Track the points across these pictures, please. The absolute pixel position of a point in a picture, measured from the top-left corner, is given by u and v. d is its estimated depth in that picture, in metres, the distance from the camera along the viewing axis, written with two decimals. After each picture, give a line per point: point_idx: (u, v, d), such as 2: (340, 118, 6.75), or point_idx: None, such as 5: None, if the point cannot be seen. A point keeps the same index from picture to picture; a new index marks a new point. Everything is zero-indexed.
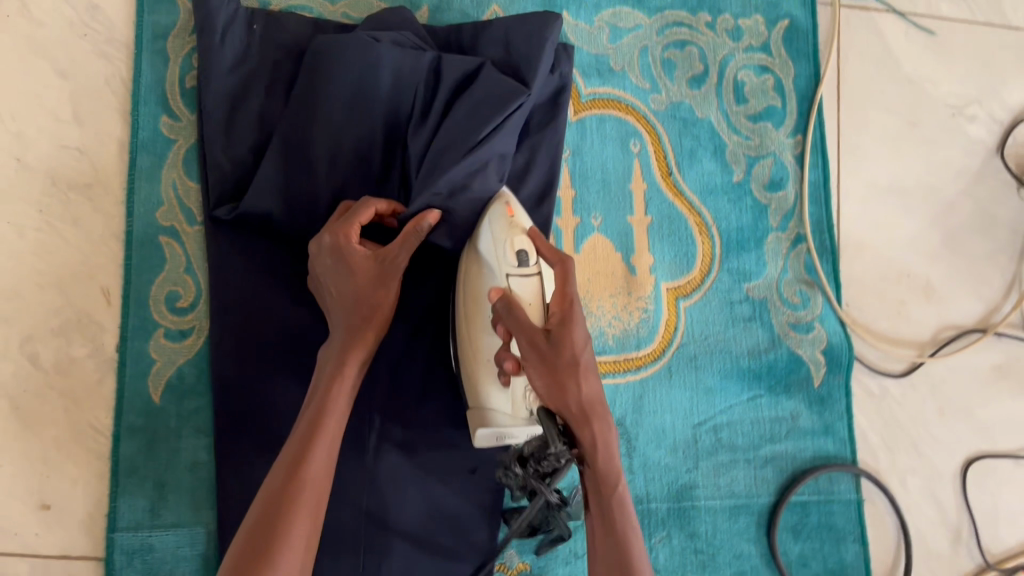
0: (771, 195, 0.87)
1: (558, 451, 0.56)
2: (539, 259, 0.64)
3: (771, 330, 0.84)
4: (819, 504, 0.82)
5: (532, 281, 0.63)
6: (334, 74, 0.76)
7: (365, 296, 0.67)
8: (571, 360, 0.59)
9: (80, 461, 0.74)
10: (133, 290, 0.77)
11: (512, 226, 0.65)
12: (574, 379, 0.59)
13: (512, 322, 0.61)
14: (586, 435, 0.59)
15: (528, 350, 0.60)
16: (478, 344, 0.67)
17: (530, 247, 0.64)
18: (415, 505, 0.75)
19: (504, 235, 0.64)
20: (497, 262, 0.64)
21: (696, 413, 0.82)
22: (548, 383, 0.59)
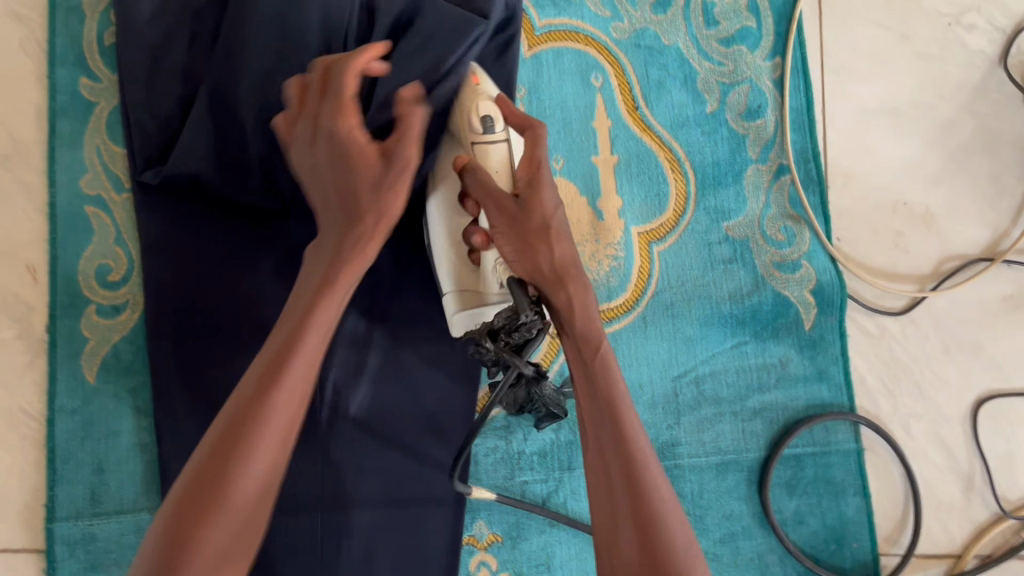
0: (748, 125, 0.80)
1: (530, 322, 0.54)
2: (506, 126, 0.62)
3: (753, 271, 0.78)
4: (814, 456, 0.76)
5: (498, 147, 0.61)
6: (254, 23, 0.70)
7: (357, 205, 0.51)
8: (540, 223, 0.55)
9: (15, 449, 0.70)
10: (60, 265, 0.72)
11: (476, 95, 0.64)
12: (544, 242, 0.55)
13: (474, 185, 0.58)
14: (560, 298, 0.55)
15: (502, 214, 0.56)
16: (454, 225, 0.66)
17: (496, 113, 0.62)
18: (372, 499, 0.70)
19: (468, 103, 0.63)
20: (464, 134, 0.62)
21: (675, 365, 0.75)
22: (514, 247, 0.55)
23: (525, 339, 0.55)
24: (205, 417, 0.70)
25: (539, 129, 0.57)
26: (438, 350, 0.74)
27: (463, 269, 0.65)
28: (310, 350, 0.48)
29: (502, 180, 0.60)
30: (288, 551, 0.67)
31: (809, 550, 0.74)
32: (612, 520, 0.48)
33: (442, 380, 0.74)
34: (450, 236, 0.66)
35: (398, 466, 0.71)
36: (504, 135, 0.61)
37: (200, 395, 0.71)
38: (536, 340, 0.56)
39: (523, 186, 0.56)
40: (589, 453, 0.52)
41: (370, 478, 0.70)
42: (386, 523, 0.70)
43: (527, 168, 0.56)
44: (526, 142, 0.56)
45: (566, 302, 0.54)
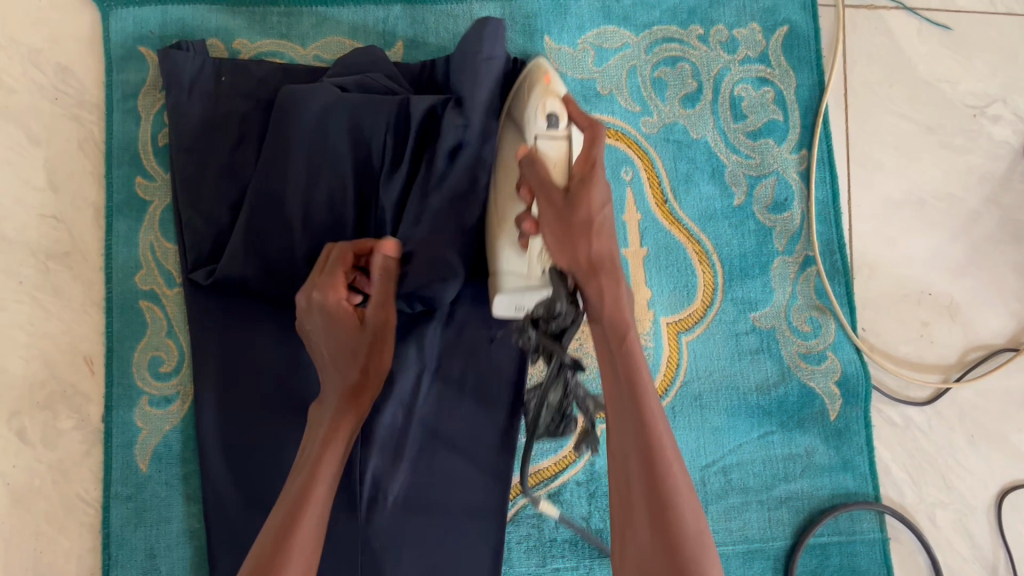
0: (775, 218, 0.82)
1: (563, 312, 0.56)
2: (572, 124, 0.62)
3: (780, 362, 0.79)
4: (840, 544, 0.77)
5: (562, 143, 0.61)
6: (298, 132, 0.74)
7: (355, 356, 0.65)
8: (586, 219, 0.57)
9: (73, 534, 0.74)
10: (116, 358, 0.76)
11: (546, 91, 0.64)
12: (586, 238, 0.56)
13: (532, 178, 0.61)
14: (592, 288, 0.56)
15: (555, 208, 0.58)
16: (506, 207, 0.67)
17: (561, 112, 0.62)
18: (411, 551, 0.74)
19: (537, 99, 0.63)
20: (529, 127, 0.64)
21: (703, 455, 0.78)
22: (558, 238, 0.58)
23: (564, 328, 0.57)
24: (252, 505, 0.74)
25: (598, 132, 0.59)
26: (483, 393, 0.77)
27: (504, 244, 0.67)
28: (306, 532, 0.56)
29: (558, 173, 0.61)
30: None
31: None
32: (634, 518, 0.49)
33: (477, 454, 0.77)
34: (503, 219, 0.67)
35: (439, 514, 0.76)
36: (568, 133, 0.62)
37: (246, 482, 0.74)
38: (573, 331, 0.57)
39: (576, 183, 0.59)
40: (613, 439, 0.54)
41: (412, 532, 0.75)
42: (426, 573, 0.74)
43: (582, 167, 0.59)
44: (589, 141, 0.60)
45: (597, 294, 0.56)
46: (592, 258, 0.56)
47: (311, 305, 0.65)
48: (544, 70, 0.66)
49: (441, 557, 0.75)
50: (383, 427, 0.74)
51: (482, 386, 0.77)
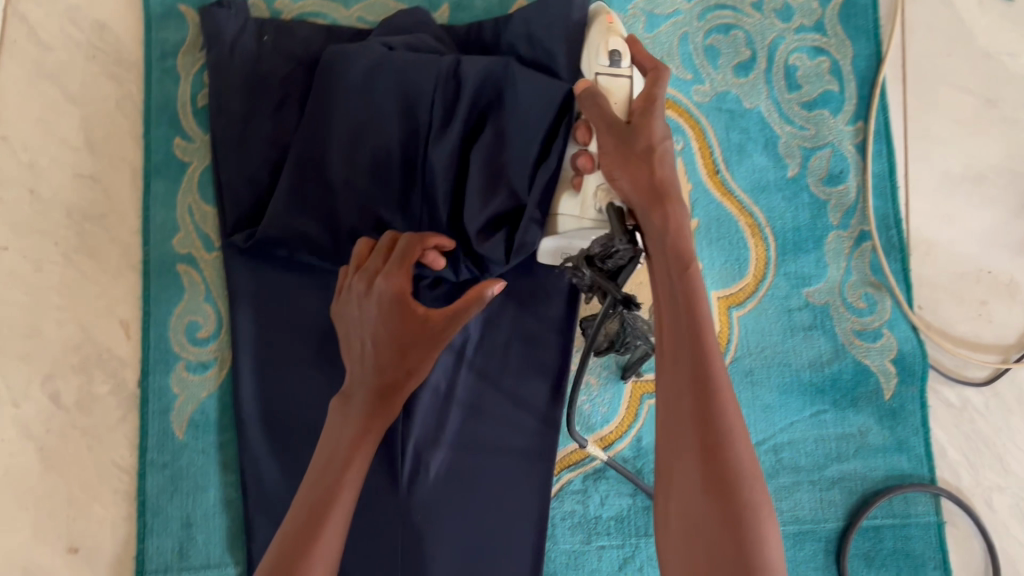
0: (830, 190, 0.80)
1: (621, 250, 0.57)
2: (632, 64, 0.63)
3: (833, 339, 0.77)
4: (894, 527, 0.75)
5: (622, 81, 0.63)
6: (343, 93, 0.71)
7: (400, 360, 0.59)
8: (647, 148, 0.57)
9: (107, 501, 0.72)
10: (153, 323, 0.74)
11: (607, 32, 0.65)
12: (648, 163, 0.56)
13: (594, 109, 0.61)
14: (656, 217, 0.55)
15: (613, 133, 0.59)
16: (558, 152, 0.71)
17: (623, 50, 0.64)
18: (451, 526, 0.72)
19: (599, 38, 0.65)
20: (589, 64, 0.65)
21: (753, 433, 0.76)
22: (618, 165, 0.58)
23: (619, 267, 0.58)
24: (291, 475, 0.72)
25: (663, 73, 0.60)
26: (529, 365, 0.75)
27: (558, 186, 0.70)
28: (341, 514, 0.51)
29: (619, 111, 0.62)
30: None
31: None
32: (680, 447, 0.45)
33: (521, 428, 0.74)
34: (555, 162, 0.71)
35: (480, 490, 0.73)
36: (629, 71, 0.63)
37: (285, 452, 0.72)
38: (628, 269, 0.58)
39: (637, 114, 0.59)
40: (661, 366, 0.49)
41: (452, 507, 0.72)
42: (466, 549, 0.72)
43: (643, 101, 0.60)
44: (651, 80, 0.60)
45: (662, 221, 0.54)
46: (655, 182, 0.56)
47: (371, 289, 0.59)
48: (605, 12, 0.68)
49: (482, 534, 0.72)
50: (426, 398, 0.72)
51: (528, 356, 0.75)
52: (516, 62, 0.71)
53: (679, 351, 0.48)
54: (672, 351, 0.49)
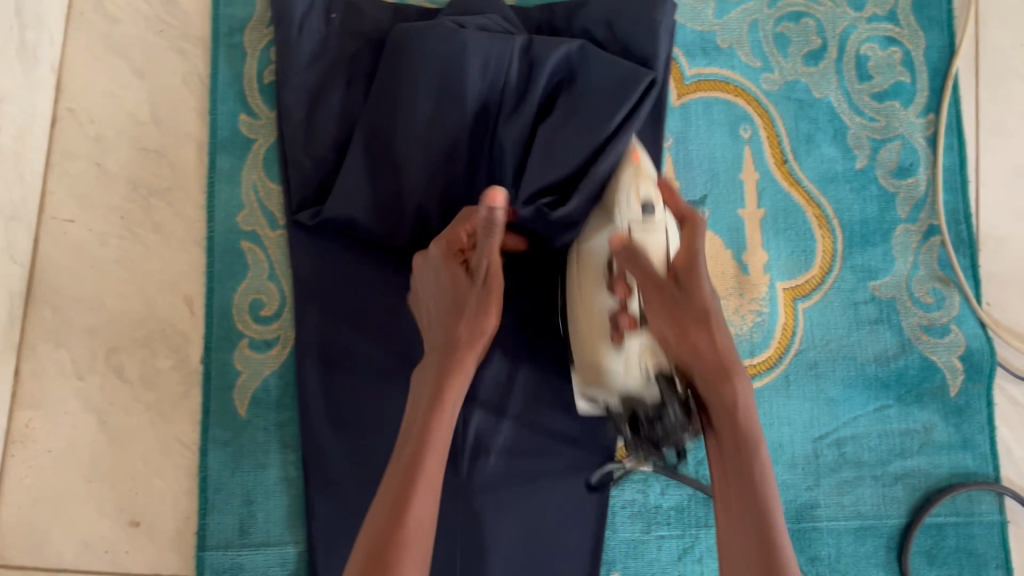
0: (899, 183, 0.78)
1: (673, 418, 0.55)
2: (666, 211, 0.55)
3: (900, 334, 0.76)
4: (957, 525, 0.74)
5: (659, 235, 0.54)
6: (414, 72, 0.70)
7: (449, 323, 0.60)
8: (701, 308, 0.54)
9: (169, 475, 0.72)
10: (216, 299, 0.74)
11: (638, 176, 0.56)
12: (703, 330, 0.54)
13: (634, 270, 0.53)
14: (725, 393, 0.53)
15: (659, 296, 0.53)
16: (590, 301, 0.60)
17: (655, 198, 0.55)
18: (513, 525, 0.71)
19: (629, 183, 0.56)
20: (619, 213, 0.56)
21: (817, 426, 0.75)
22: (671, 333, 0.54)
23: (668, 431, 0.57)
24: (353, 457, 0.71)
25: (699, 222, 0.56)
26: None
27: (593, 345, 0.59)
28: (420, 519, 0.50)
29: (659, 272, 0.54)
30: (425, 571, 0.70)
31: None
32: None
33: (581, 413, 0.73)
34: (588, 311, 0.60)
35: (541, 489, 0.72)
36: (663, 221, 0.55)
37: (348, 434, 0.72)
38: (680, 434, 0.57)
39: (682, 269, 0.55)
40: (723, 516, 0.51)
41: (512, 505, 0.71)
42: (528, 546, 0.71)
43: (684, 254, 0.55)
44: (687, 236, 0.55)
45: (731, 398, 0.53)
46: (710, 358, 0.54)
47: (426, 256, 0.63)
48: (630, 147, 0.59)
49: (542, 530, 0.71)
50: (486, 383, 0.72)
51: None
52: (592, 45, 0.71)
53: (747, 533, 0.49)
54: (735, 499, 0.51)
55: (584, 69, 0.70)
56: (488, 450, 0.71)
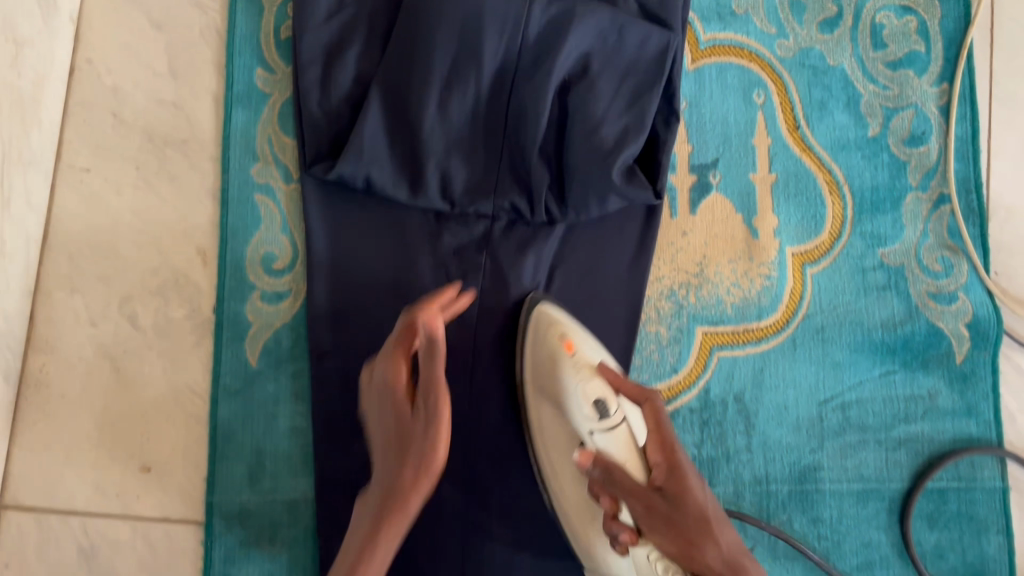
0: (911, 151, 0.79)
1: None
2: (620, 406, 0.61)
3: (908, 300, 0.77)
4: (958, 490, 0.75)
5: (620, 433, 0.60)
6: (432, 31, 0.71)
7: (400, 440, 0.57)
8: (698, 511, 0.54)
9: (180, 423, 0.73)
10: (229, 251, 0.75)
11: (579, 366, 0.64)
12: (709, 536, 0.54)
13: (619, 486, 0.58)
14: None
15: (657, 518, 0.55)
16: (589, 515, 0.63)
17: (608, 395, 0.62)
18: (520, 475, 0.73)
19: (577, 382, 0.63)
20: (578, 419, 0.62)
21: (822, 389, 0.76)
22: (677, 548, 0.54)
23: None
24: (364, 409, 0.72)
25: (656, 397, 0.62)
26: (602, 327, 0.75)
27: (604, 551, 0.62)
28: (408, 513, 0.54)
29: (638, 473, 0.59)
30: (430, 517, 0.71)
31: None
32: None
33: None
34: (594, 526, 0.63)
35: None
36: (622, 418, 0.61)
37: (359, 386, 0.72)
38: None
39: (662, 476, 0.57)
40: None
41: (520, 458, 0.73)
42: (532, 497, 0.72)
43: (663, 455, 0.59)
44: (653, 416, 0.61)
45: None
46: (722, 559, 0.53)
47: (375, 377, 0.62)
48: (560, 332, 0.66)
49: None
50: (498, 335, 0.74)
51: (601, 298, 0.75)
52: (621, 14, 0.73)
53: None
54: None
55: (618, 48, 0.73)
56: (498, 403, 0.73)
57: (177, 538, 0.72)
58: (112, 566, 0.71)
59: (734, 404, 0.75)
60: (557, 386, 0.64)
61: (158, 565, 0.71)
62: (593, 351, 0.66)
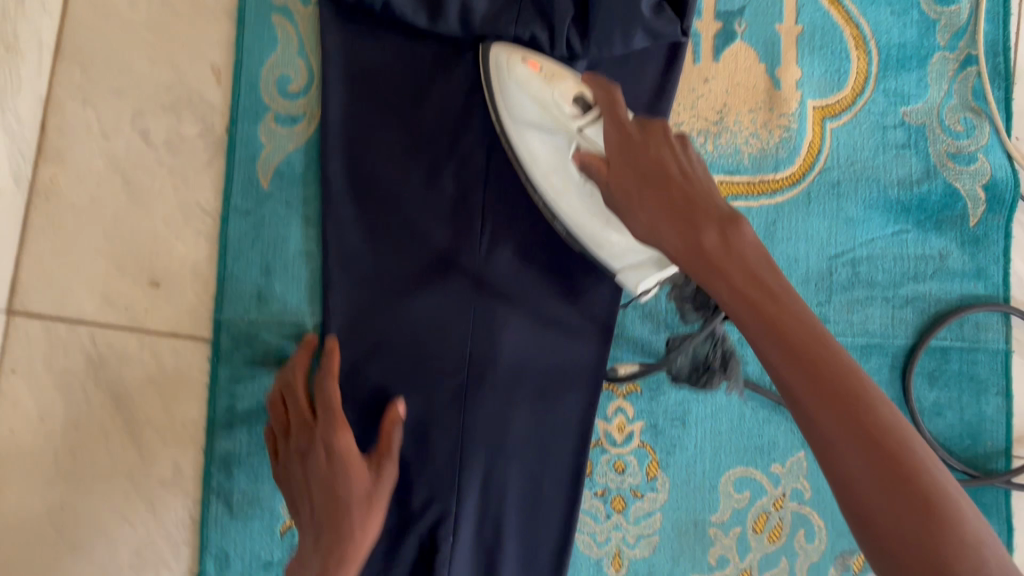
0: (941, 10, 0.77)
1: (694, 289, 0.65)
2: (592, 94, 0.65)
3: (926, 160, 0.76)
4: (961, 351, 0.75)
5: (599, 119, 0.64)
6: None
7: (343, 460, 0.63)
8: (654, 158, 0.54)
9: (190, 240, 0.73)
10: (244, 71, 0.74)
11: (545, 78, 0.66)
12: (666, 183, 0.52)
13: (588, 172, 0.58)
14: (711, 243, 0.48)
15: (671, 200, 0.51)
16: (592, 213, 0.65)
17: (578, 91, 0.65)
18: (524, 314, 0.72)
19: (546, 89, 0.66)
20: (559, 119, 0.66)
21: (834, 243, 0.76)
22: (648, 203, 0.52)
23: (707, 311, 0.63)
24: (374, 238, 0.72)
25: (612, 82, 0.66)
26: None
27: (615, 240, 0.65)
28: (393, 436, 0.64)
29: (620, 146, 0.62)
30: (434, 356, 0.71)
31: (942, 441, 0.75)
32: (872, 521, 0.38)
33: None
34: (597, 218, 0.65)
35: (554, 288, 0.74)
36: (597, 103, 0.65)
37: (370, 214, 0.72)
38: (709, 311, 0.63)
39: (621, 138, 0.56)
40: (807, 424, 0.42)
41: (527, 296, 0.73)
42: (538, 335, 0.73)
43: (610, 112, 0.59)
44: (604, 90, 0.60)
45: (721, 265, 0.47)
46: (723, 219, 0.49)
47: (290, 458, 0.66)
48: (519, 56, 0.67)
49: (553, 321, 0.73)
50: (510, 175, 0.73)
51: None
52: None
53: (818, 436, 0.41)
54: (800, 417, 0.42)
55: None
56: (506, 241, 0.73)
57: (184, 353, 0.72)
58: (117, 376, 0.71)
59: None
60: (532, 104, 0.66)
61: (163, 378, 0.71)
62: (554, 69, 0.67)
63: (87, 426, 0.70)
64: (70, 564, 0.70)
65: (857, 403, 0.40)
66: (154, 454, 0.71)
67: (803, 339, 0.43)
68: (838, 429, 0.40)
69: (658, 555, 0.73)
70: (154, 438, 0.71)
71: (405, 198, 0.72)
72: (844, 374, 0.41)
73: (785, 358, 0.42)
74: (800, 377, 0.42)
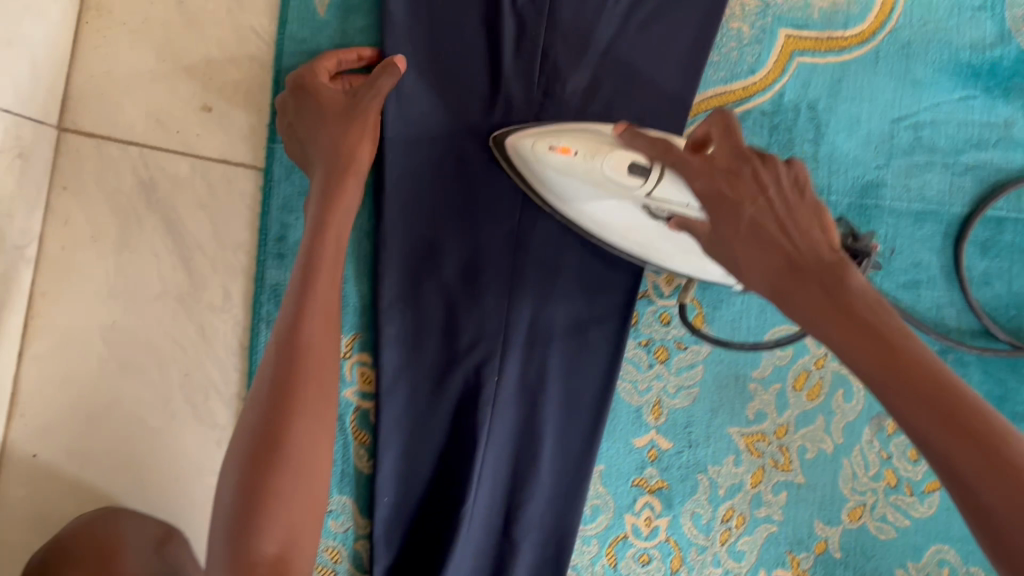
0: None
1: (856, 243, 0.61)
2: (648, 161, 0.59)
3: (1001, 24, 0.74)
4: (1017, 223, 0.75)
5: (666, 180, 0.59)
6: None
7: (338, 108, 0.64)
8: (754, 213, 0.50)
9: (245, 66, 0.71)
10: None
11: (589, 156, 0.61)
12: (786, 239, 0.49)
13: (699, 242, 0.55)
14: (854, 280, 0.46)
15: (788, 274, 0.48)
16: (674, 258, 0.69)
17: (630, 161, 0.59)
18: None
19: (597, 168, 0.61)
20: (624, 193, 0.61)
21: (897, 107, 0.74)
22: (780, 274, 0.48)
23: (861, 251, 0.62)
24: (436, 91, 0.71)
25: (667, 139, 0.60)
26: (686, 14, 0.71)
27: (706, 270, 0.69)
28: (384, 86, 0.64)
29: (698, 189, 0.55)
30: (487, 200, 0.72)
31: (988, 311, 0.75)
32: (968, 491, 0.37)
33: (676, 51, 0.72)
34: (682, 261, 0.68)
35: None
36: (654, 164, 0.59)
37: (432, 66, 0.70)
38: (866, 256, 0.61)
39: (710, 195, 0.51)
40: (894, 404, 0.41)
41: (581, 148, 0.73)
42: None
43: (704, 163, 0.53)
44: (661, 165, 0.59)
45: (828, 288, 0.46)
46: (828, 268, 0.47)
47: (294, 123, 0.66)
48: (537, 147, 0.64)
49: None
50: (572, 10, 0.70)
51: None
52: None
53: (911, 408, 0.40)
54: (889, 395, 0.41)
55: None
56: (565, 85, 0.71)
57: (237, 181, 0.71)
58: (169, 200, 0.71)
59: (807, 112, 0.74)
60: (582, 182, 0.63)
61: (215, 206, 0.71)
62: (589, 141, 0.62)
63: (139, 248, 0.70)
64: (121, 382, 0.70)
65: (941, 391, 0.40)
66: (204, 280, 0.71)
67: (881, 329, 0.43)
68: (923, 418, 0.39)
69: (698, 406, 0.75)
70: (204, 263, 0.71)
71: (462, 55, 0.70)
72: (913, 361, 0.41)
73: (867, 351, 0.42)
74: (871, 362, 0.42)
